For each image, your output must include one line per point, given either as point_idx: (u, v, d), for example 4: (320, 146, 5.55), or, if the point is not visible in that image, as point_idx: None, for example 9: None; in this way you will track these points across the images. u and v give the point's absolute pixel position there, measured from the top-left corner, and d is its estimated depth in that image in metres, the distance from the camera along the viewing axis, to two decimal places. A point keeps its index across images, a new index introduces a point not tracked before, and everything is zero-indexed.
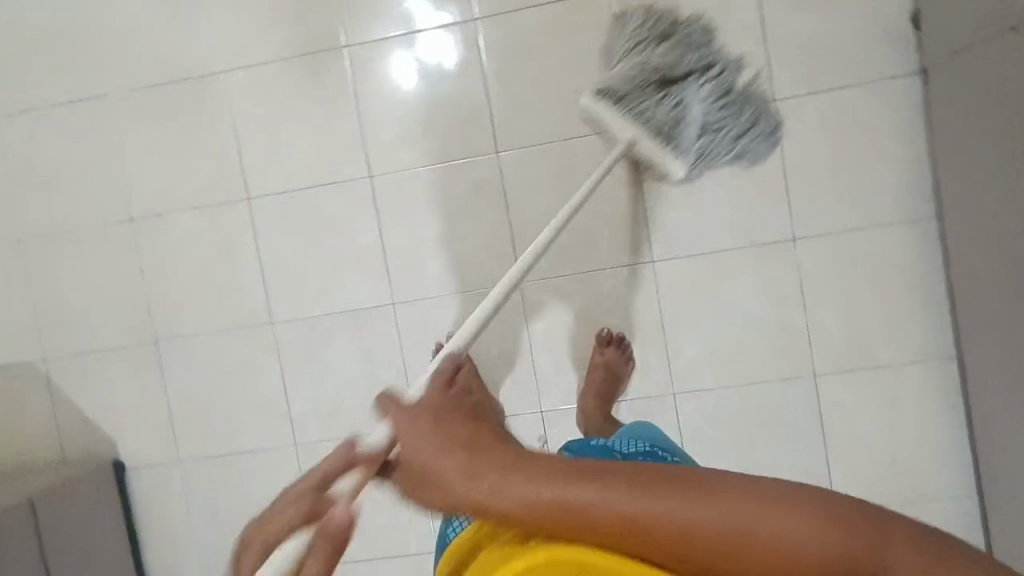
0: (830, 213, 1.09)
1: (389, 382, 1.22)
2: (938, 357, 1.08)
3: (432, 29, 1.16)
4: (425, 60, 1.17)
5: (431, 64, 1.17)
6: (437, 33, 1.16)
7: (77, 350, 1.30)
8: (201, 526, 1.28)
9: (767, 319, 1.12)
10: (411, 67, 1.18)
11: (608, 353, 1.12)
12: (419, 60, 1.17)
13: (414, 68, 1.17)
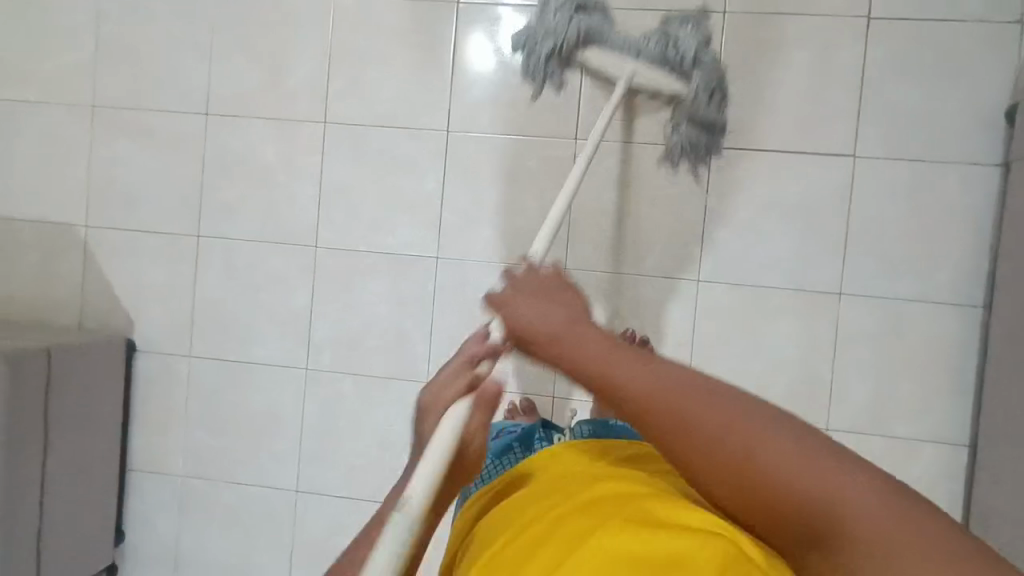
0: (881, 278, 1.11)
1: (413, 332, 1.23)
2: (952, 442, 1.09)
3: (515, 16, 1.19)
4: (502, 49, 1.20)
5: (506, 55, 1.20)
6: (523, 24, 1.19)
7: (120, 225, 1.31)
8: (195, 424, 1.29)
9: (795, 364, 1.13)
10: (486, 50, 1.21)
11: None
12: (496, 48, 1.20)
13: (489, 50, 1.20)
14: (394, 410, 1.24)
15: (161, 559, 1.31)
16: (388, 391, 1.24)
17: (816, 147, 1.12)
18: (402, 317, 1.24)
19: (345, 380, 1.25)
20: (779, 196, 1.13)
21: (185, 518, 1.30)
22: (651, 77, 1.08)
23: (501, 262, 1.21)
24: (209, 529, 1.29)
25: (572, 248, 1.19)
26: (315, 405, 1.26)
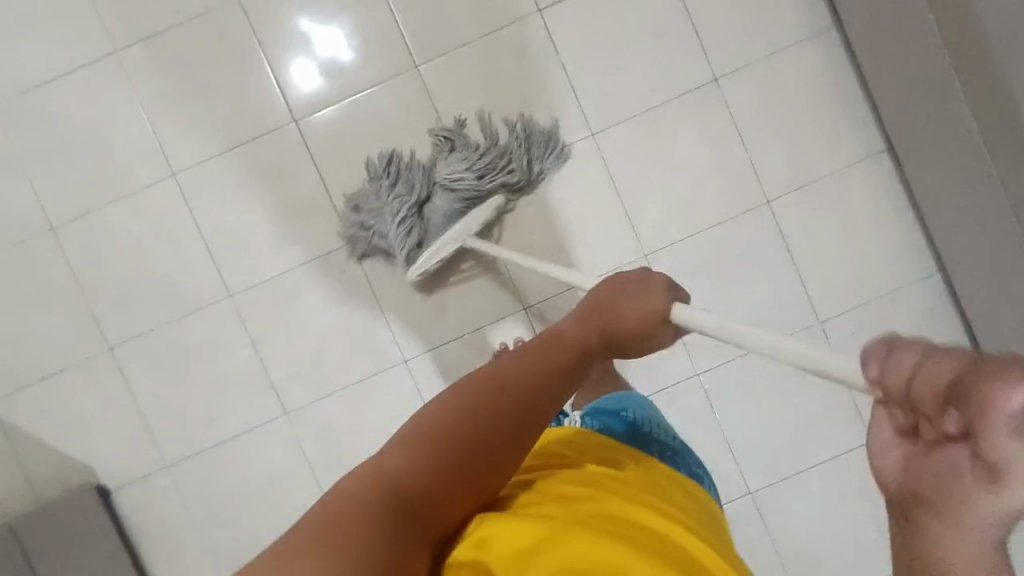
0: (740, 47, 1.14)
1: (365, 323, 1.19)
2: (872, 154, 1.14)
3: (315, 25, 1.16)
4: (322, 57, 1.17)
5: (329, 61, 1.17)
6: (325, 27, 1.16)
7: (23, 380, 1.20)
8: (207, 526, 1.20)
9: (711, 161, 1.15)
10: (309, 66, 1.17)
11: None
12: (316, 59, 1.17)
13: (311, 64, 1.17)
14: (387, 407, 1.20)
15: None
16: (372, 391, 1.19)
17: None
18: (347, 317, 1.19)
19: (327, 404, 1.19)
20: (621, 25, 1.15)
21: None
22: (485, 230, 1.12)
23: None
24: None
25: None
26: (310, 444, 1.20)
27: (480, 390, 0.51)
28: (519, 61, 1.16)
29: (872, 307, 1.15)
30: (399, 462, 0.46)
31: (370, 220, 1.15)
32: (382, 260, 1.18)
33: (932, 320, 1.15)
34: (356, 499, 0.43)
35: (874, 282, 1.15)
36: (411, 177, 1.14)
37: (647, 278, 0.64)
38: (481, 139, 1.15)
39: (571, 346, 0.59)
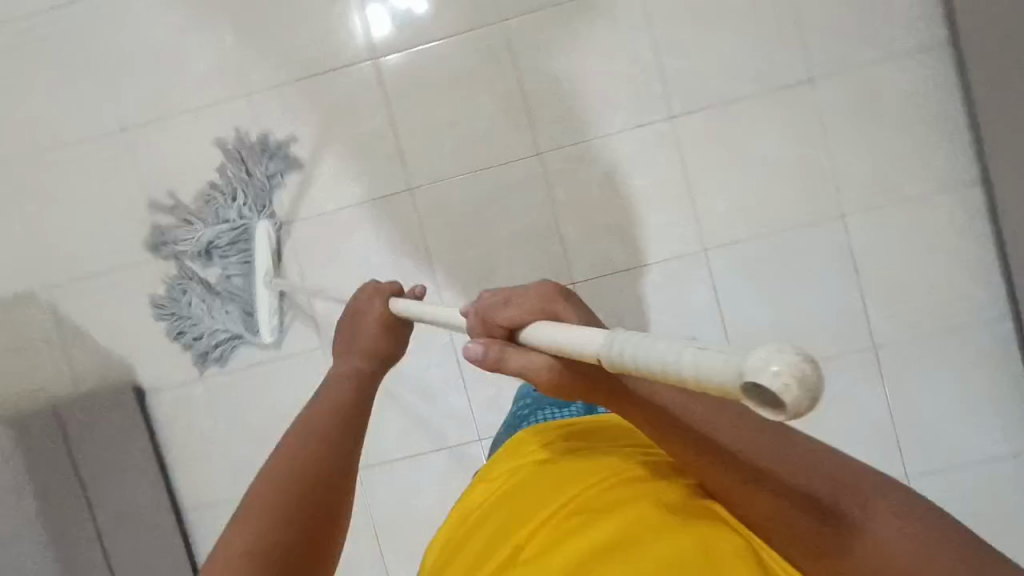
0: (844, 48, 1.09)
1: (412, 272, 1.19)
2: (963, 181, 1.08)
3: None
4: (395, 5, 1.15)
5: (402, 10, 1.15)
6: None
7: (79, 273, 1.24)
8: (232, 441, 1.24)
9: (791, 163, 1.11)
10: (380, 14, 1.15)
11: None
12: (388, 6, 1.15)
13: (383, 12, 1.15)
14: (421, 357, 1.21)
15: None
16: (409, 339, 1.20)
17: None
18: (396, 262, 1.19)
19: None
20: (721, 6, 1.10)
21: None
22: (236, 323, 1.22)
23: (475, 171, 1.17)
24: None
25: (538, 130, 1.15)
26: None
27: (309, 440, 0.58)
28: (608, 30, 1.13)
29: (932, 338, 1.11)
30: (260, 526, 0.51)
31: (184, 309, 1.22)
32: (236, 314, 1.22)
33: (994, 362, 1.10)
34: (227, 570, 0.47)
35: (938, 313, 1.10)
36: (228, 256, 1.21)
37: (366, 299, 0.74)
38: (217, 209, 1.20)
39: (352, 380, 0.67)
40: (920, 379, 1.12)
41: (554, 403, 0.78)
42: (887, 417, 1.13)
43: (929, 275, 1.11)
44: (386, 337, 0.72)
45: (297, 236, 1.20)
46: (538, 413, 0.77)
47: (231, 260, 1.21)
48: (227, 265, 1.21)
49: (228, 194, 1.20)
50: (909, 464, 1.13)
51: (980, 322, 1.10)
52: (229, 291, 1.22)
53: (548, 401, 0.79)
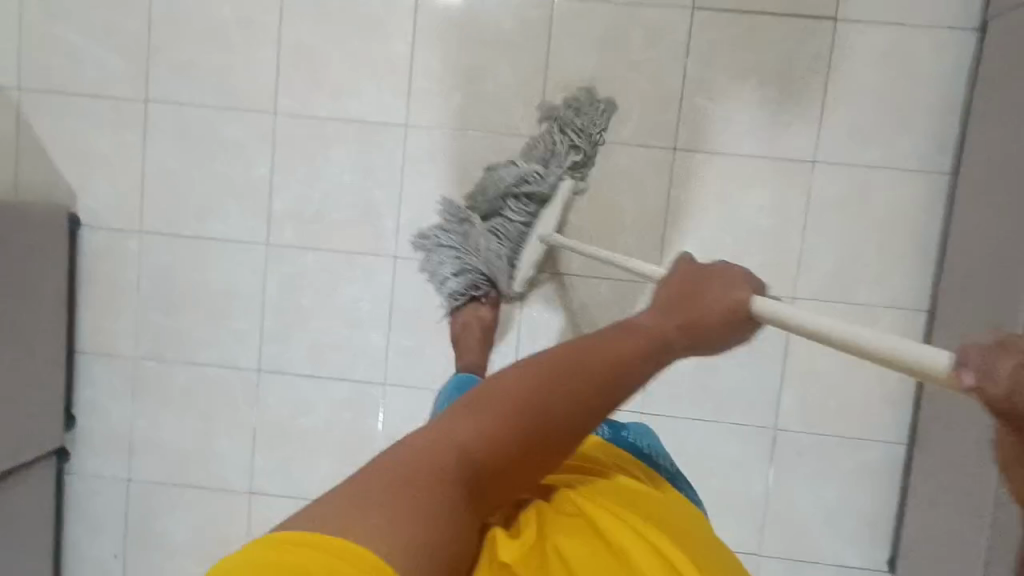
0: (854, 144, 1.11)
1: (378, 205, 1.18)
2: (912, 306, 1.12)
3: None
4: None
5: None
6: None
7: (57, 86, 1.20)
8: (149, 301, 1.23)
9: (766, 233, 1.13)
10: None
11: None
12: None
13: None
14: (358, 288, 1.20)
15: (113, 444, 1.25)
16: (353, 267, 1.20)
17: (799, 10, 1.10)
18: (367, 190, 1.18)
19: (308, 256, 1.20)
20: (759, 62, 1.11)
21: (138, 400, 1.24)
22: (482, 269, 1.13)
23: (473, 132, 1.16)
24: (164, 411, 1.24)
25: (546, 115, 1.15)
26: (275, 282, 1.21)
27: (551, 379, 0.54)
28: (646, 46, 1.13)
29: (829, 438, 1.15)
30: (477, 427, 0.53)
31: (458, 237, 1.13)
32: (499, 260, 1.13)
33: (875, 481, 1.15)
34: (437, 456, 0.50)
35: (843, 418, 1.15)
36: (522, 199, 1.12)
37: (728, 273, 0.61)
38: (549, 158, 1.11)
39: (648, 339, 0.58)
40: (804, 472, 1.16)
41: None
42: (762, 496, 1.18)
43: (848, 380, 1.15)
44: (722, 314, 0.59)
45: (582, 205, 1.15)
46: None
47: (511, 198, 1.12)
48: (480, 205, 1.13)
49: (567, 142, 1.09)
50: (766, 545, 1.18)
51: (877, 439, 1.15)
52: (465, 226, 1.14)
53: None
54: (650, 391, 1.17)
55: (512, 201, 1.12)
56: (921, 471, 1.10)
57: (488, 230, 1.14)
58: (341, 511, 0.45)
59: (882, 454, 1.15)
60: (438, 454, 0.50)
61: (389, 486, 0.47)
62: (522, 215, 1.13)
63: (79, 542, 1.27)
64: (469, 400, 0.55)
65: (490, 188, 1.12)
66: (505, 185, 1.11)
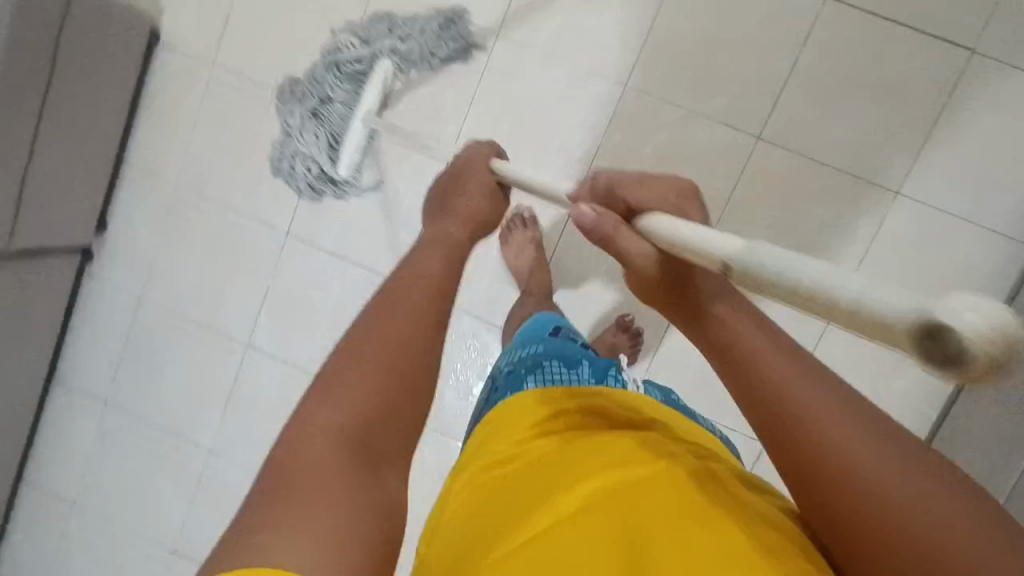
0: (943, 187, 1.04)
1: (445, 107, 1.17)
2: None
3: None
4: None
5: None
6: None
7: None
8: (202, 136, 1.24)
9: (820, 251, 1.08)
10: None
11: (619, 337, 1.12)
12: None
13: None
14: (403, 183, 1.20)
15: (135, 262, 1.29)
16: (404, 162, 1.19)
17: (935, 31, 1.02)
18: (440, 91, 1.17)
19: None
20: (874, 73, 1.05)
21: (168, 227, 1.27)
22: (326, 158, 1.18)
23: (561, 62, 1.13)
24: (189, 246, 1.27)
25: (638, 66, 1.11)
26: None
27: (385, 333, 0.55)
28: (762, 24, 1.07)
29: None
30: (338, 408, 0.50)
31: (294, 130, 1.19)
32: (327, 149, 1.18)
33: None
34: (303, 453, 0.46)
35: None
36: (342, 81, 1.16)
37: (476, 159, 0.76)
38: (362, 42, 1.16)
39: (455, 242, 0.68)
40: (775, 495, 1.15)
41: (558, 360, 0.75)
42: None
43: None
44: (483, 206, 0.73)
45: (417, 91, 1.17)
46: (542, 370, 0.73)
47: (342, 79, 1.16)
48: (321, 90, 1.17)
49: (393, 28, 1.15)
50: None
51: None
52: (316, 97, 1.17)
53: (550, 356, 0.75)
54: (653, 371, 1.16)
55: (336, 78, 1.16)
56: None
57: (321, 111, 1.17)
58: (231, 549, 0.39)
59: None
60: (308, 449, 0.47)
61: (277, 501, 0.42)
62: (336, 85, 1.15)
63: (82, 343, 1.33)
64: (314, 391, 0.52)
65: (332, 69, 1.16)
66: (339, 65, 1.16)
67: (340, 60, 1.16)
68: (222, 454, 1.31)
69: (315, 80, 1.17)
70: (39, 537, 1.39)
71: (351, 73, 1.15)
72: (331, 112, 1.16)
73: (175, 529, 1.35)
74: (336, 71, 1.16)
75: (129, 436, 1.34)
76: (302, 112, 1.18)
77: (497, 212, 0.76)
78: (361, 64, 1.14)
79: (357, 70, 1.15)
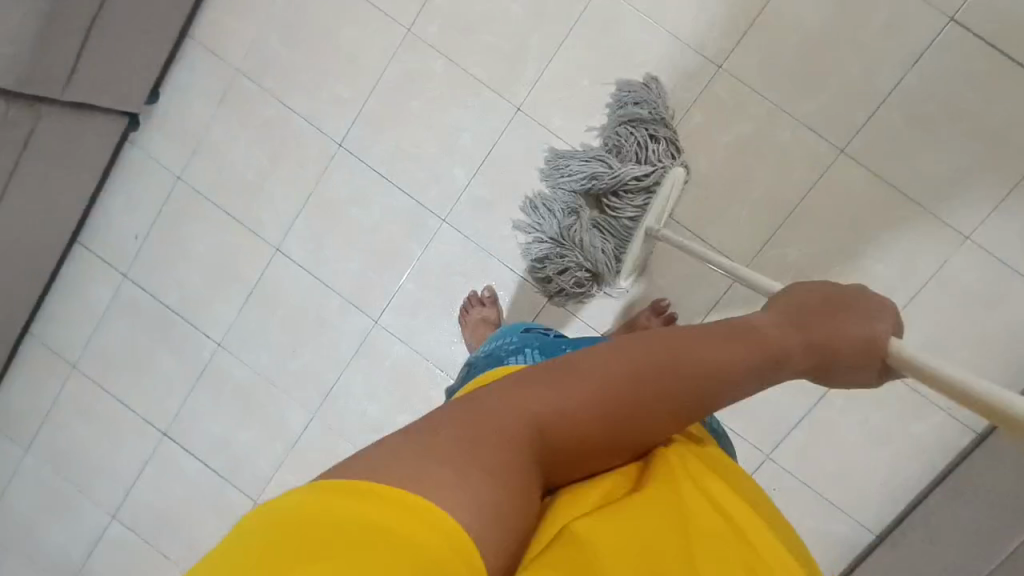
0: (1015, 244, 1.02)
1: (530, 51, 1.13)
2: (959, 422, 1.08)
3: None
4: None
5: None
6: None
7: None
8: (275, 25, 1.20)
9: (874, 280, 1.06)
10: None
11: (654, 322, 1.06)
12: None
13: None
14: (469, 118, 1.16)
15: (182, 139, 1.26)
16: (475, 97, 1.16)
17: None
18: (529, 32, 1.13)
19: (439, 63, 1.16)
20: (976, 112, 1.01)
21: (222, 110, 1.24)
22: (549, 226, 1.13)
23: (660, 29, 1.09)
24: (240, 135, 1.24)
25: (737, 49, 1.07)
26: (398, 71, 1.17)
27: (633, 359, 0.50)
28: (876, 34, 1.02)
29: (809, 492, 1.14)
30: (554, 396, 0.47)
31: (548, 224, 1.13)
32: (587, 244, 1.11)
33: (828, 552, 1.14)
34: (502, 426, 0.44)
35: (833, 483, 1.13)
36: (617, 168, 1.08)
37: (886, 316, 0.55)
38: (641, 145, 1.08)
39: (760, 346, 0.53)
40: None
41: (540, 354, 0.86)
42: None
43: (860, 453, 1.12)
44: (857, 346, 0.53)
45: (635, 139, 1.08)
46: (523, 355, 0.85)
47: (616, 159, 1.09)
48: (587, 167, 1.10)
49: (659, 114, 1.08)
50: None
51: (851, 518, 1.13)
52: (572, 160, 1.11)
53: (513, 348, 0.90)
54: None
55: (609, 139, 1.10)
56: (874, 566, 1.09)
57: (582, 182, 1.11)
58: (407, 460, 0.39)
59: (848, 533, 1.13)
60: (507, 421, 0.44)
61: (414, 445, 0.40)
62: (606, 165, 1.09)
63: (112, 208, 1.31)
64: (540, 368, 0.50)
65: (614, 138, 1.10)
66: (618, 137, 1.09)
67: (621, 138, 1.09)
68: (232, 348, 1.31)
69: (592, 138, 1.12)
70: (38, 389, 1.40)
71: (622, 130, 1.09)
72: (577, 172, 1.11)
73: (173, 410, 1.36)
74: (613, 154, 1.09)
75: (144, 311, 1.34)
76: (574, 194, 1.13)
77: (844, 379, 0.55)
78: (644, 155, 1.08)
79: (636, 147, 1.08)
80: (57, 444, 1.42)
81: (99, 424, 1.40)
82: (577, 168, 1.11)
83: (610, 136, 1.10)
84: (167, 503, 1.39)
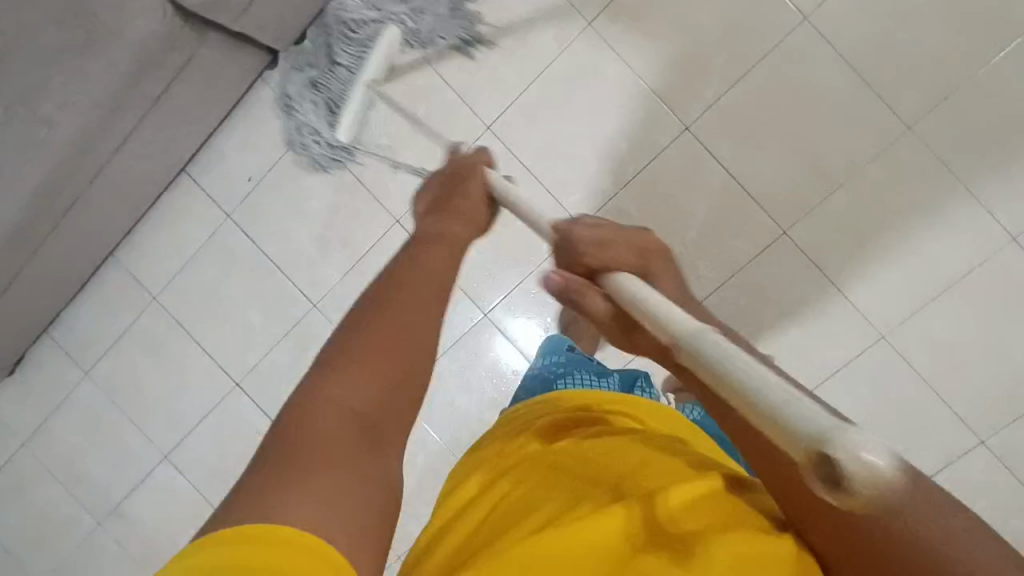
0: None
1: (712, 71, 1.09)
2: None
3: None
4: None
5: None
6: None
7: None
8: None
9: (1015, 374, 1.04)
10: None
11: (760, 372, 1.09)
12: None
13: None
14: (629, 127, 1.12)
15: None
16: (641, 105, 1.11)
17: None
18: (715, 51, 1.08)
19: (612, 64, 1.11)
20: None
21: None
22: (307, 111, 1.16)
23: (853, 76, 1.05)
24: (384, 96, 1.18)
25: (930, 112, 1.03)
26: (567, 63, 1.13)
27: (386, 336, 0.52)
28: None
29: None
30: (354, 389, 0.48)
31: (293, 97, 1.16)
32: (318, 110, 1.15)
33: None
34: (318, 424, 0.45)
35: None
36: (348, 46, 1.11)
37: (469, 160, 0.75)
38: (384, 15, 1.11)
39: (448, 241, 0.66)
40: None
41: (589, 373, 0.84)
42: None
43: None
44: (479, 205, 0.72)
45: (437, 93, 1.17)
46: (572, 377, 0.82)
47: (349, 40, 1.11)
48: (324, 57, 1.13)
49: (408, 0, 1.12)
50: None
51: None
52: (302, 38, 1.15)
53: (576, 372, 0.84)
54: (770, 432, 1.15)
55: (342, 52, 1.11)
56: None
57: (319, 70, 1.13)
58: (261, 500, 0.38)
59: None
60: (322, 419, 0.45)
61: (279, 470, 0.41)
62: (343, 57, 1.11)
63: (229, 144, 1.24)
64: (333, 359, 0.50)
65: (343, 36, 1.11)
66: (344, 31, 1.11)
67: (350, 26, 1.11)
68: (326, 313, 1.26)
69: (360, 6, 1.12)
70: (112, 315, 1.34)
71: (354, 23, 1.11)
72: (338, 47, 1.11)
73: (251, 363, 1.30)
74: (347, 50, 1.11)
75: (239, 256, 1.27)
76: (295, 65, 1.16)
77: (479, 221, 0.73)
78: (362, 17, 1.11)
79: (360, 30, 1.11)
80: (119, 376, 1.35)
81: (168, 362, 1.33)
82: (338, 50, 1.12)
83: (346, 26, 1.11)
84: (225, 455, 1.33)
